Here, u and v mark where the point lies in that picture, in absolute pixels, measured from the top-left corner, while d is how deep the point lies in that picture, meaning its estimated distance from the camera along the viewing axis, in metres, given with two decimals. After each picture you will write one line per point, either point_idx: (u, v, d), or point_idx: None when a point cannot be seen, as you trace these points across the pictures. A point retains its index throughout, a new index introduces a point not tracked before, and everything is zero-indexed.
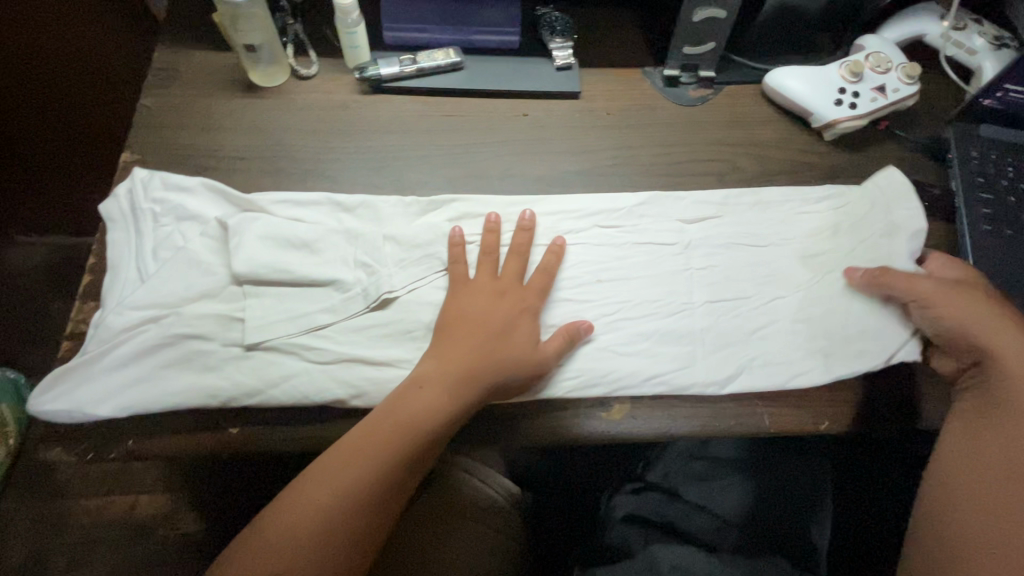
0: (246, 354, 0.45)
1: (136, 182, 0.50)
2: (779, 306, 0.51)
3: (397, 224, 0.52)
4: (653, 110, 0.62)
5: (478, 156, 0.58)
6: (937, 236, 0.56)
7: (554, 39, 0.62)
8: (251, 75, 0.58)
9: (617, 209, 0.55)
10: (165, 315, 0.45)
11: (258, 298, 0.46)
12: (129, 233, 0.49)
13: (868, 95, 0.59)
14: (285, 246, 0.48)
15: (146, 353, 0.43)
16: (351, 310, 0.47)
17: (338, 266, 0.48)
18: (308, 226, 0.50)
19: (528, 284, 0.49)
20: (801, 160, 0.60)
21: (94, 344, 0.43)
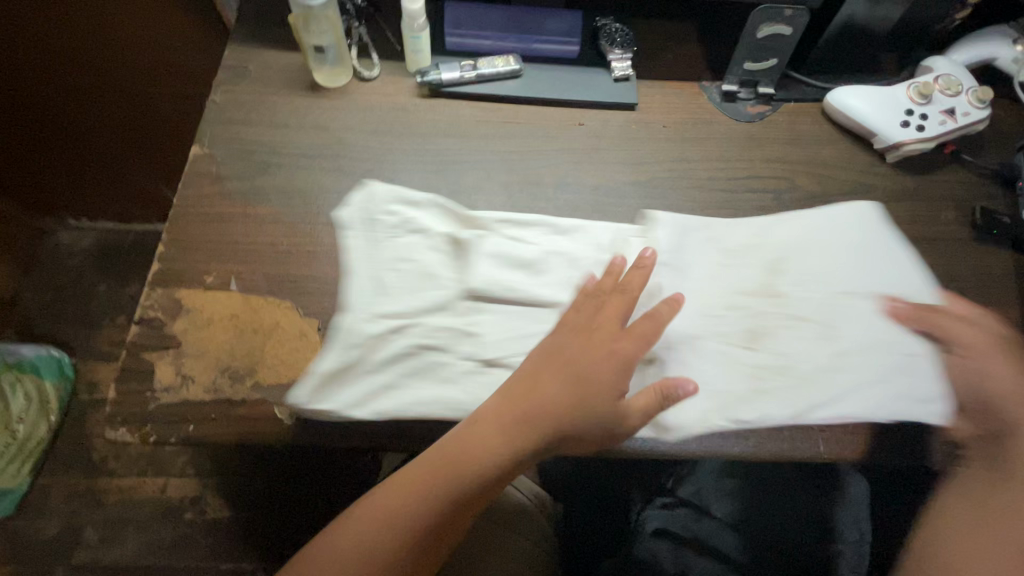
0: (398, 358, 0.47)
1: (368, 192, 0.54)
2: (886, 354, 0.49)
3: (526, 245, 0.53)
4: (710, 125, 0.62)
5: (534, 163, 0.58)
6: (1002, 265, 0.55)
7: (614, 50, 0.62)
8: (315, 74, 0.60)
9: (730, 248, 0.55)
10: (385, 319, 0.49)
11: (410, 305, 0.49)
12: (365, 240, 0.52)
13: (937, 118, 0.57)
14: (513, 264, 0.52)
15: (392, 360, 0.47)
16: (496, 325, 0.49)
17: (562, 287, 0.51)
18: (533, 247, 0.53)
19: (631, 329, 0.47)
20: (862, 181, 0.59)
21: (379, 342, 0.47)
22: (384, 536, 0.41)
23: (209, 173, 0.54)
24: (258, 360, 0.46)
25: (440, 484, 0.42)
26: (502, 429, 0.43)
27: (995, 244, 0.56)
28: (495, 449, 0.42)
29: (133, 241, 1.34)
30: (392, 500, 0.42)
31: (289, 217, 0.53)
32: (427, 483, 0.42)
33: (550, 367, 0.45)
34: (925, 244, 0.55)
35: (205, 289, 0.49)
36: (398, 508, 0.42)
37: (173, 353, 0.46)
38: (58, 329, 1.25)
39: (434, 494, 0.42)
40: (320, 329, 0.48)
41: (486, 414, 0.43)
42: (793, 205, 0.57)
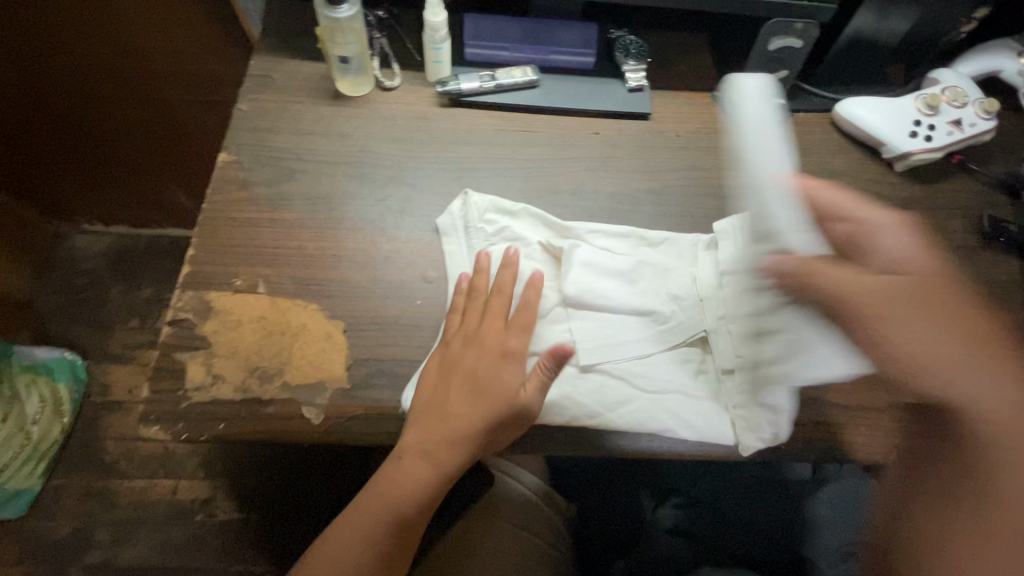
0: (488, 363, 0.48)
1: (470, 202, 0.56)
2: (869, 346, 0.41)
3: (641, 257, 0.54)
4: (722, 134, 0.63)
5: (551, 171, 0.60)
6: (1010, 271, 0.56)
7: (628, 61, 0.64)
8: (338, 83, 0.61)
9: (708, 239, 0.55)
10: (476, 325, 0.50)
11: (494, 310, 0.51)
12: (461, 247, 0.54)
13: (945, 129, 0.59)
14: (610, 274, 0.52)
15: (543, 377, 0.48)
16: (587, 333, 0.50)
17: (654, 297, 0.52)
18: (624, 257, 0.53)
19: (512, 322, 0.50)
20: (871, 190, 0.60)
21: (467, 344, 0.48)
22: (361, 543, 0.44)
23: (237, 179, 0.56)
24: (286, 360, 0.48)
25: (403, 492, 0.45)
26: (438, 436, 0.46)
27: (1003, 251, 0.57)
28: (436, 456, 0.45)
29: (146, 244, 1.35)
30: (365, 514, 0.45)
31: (315, 222, 0.54)
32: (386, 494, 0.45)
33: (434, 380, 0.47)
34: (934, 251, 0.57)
35: (234, 291, 0.50)
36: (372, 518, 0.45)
37: (203, 353, 0.47)
38: (72, 331, 1.27)
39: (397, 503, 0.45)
40: (345, 331, 0.49)
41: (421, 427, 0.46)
42: None
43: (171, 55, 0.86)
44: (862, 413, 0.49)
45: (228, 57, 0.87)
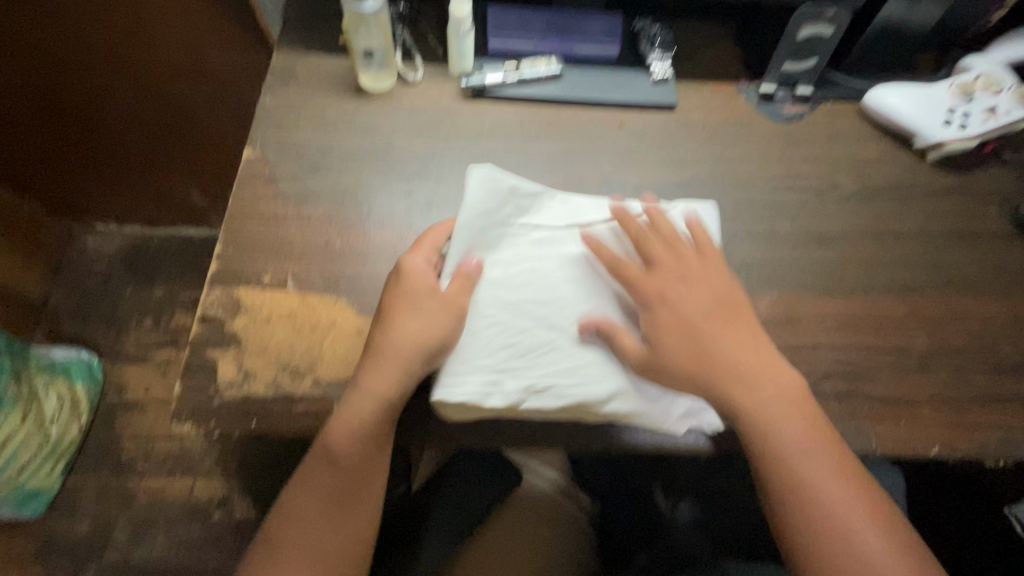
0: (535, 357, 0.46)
1: (494, 176, 0.51)
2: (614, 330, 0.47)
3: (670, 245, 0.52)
4: (749, 125, 0.62)
5: (577, 164, 0.59)
6: None
7: (654, 51, 0.63)
8: (360, 77, 0.61)
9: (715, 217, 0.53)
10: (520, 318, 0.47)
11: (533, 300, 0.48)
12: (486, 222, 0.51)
13: (979, 117, 0.58)
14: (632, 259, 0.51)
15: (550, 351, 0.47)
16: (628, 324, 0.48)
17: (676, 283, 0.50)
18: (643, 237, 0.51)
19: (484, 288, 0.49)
20: (904, 180, 0.59)
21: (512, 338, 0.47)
22: (330, 517, 0.44)
23: (262, 174, 0.55)
24: (318, 356, 0.47)
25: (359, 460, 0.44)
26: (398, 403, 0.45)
27: None
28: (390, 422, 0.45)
29: (159, 244, 1.36)
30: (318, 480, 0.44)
31: (342, 217, 0.54)
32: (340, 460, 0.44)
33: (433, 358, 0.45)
34: (971, 241, 0.56)
35: (263, 287, 0.50)
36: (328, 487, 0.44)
37: (234, 349, 0.47)
38: (87, 330, 1.27)
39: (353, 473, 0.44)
40: None
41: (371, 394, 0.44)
42: (835, 203, 0.58)
43: (188, 51, 0.85)
44: (902, 406, 0.48)
45: (246, 55, 0.88)
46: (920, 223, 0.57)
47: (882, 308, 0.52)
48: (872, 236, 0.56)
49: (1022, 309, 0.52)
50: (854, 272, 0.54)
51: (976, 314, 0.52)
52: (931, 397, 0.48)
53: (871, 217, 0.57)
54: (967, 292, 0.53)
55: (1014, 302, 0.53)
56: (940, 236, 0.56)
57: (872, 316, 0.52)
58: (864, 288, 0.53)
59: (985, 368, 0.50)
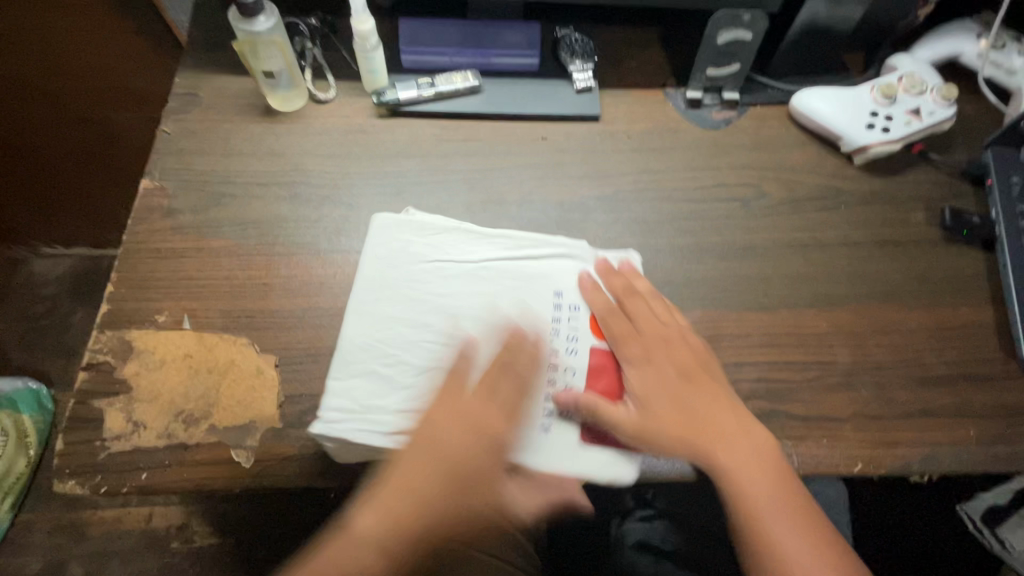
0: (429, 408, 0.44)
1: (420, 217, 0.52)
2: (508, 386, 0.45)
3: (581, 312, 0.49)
4: (675, 134, 0.61)
5: (497, 181, 0.57)
6: (976, 265, 0.54)
7: (574, 61, 0.61)
8: (269, 99, 0.58)
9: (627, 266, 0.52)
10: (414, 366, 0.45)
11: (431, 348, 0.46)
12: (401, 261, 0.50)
13: (902, 119, 0.57)
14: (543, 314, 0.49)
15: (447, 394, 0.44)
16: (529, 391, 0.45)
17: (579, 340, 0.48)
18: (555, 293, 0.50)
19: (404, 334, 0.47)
20: (831, 186, 0.58)
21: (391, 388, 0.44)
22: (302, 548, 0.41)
23: (161, 207, 0.53)
24: (213, 401, 0.45)
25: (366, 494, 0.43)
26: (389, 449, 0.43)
27: (967, 244, 0.55)
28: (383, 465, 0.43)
29: (107, 267, 1.31)
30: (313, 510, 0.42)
31: (245, 249, 0.51)
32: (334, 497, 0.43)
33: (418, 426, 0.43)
34: (896, 247, 0.55)
35: (156, 329, 0.47)
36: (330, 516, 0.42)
37: (123, 399, 0.44)
38: (34, 360, 1.23)
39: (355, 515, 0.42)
40: (277, 365, 0.47)
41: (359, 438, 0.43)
42: (761, 213, 0.56)
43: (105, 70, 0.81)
44: (824, 424, 0.47)
45: (170, 71, 0.84)
46: (846, 231, 0.55)
47: (806, 322, 0.51)
48: (798, 246, 0.55)
49: (947, 316, 0.52)
50: (779, 286, 0.53)
51: (901, 324, 0.51)
52: (854, 414, 0.47)
53: (797, 227, 0.56)
54: (892, 301, 0.52)
55: (939, 309, 0.52)
56: (866, 244, 0.55)
57: (795, 330, 0.51)
58: (788, 302, 0.52)
59: (909, 379, 0.49)
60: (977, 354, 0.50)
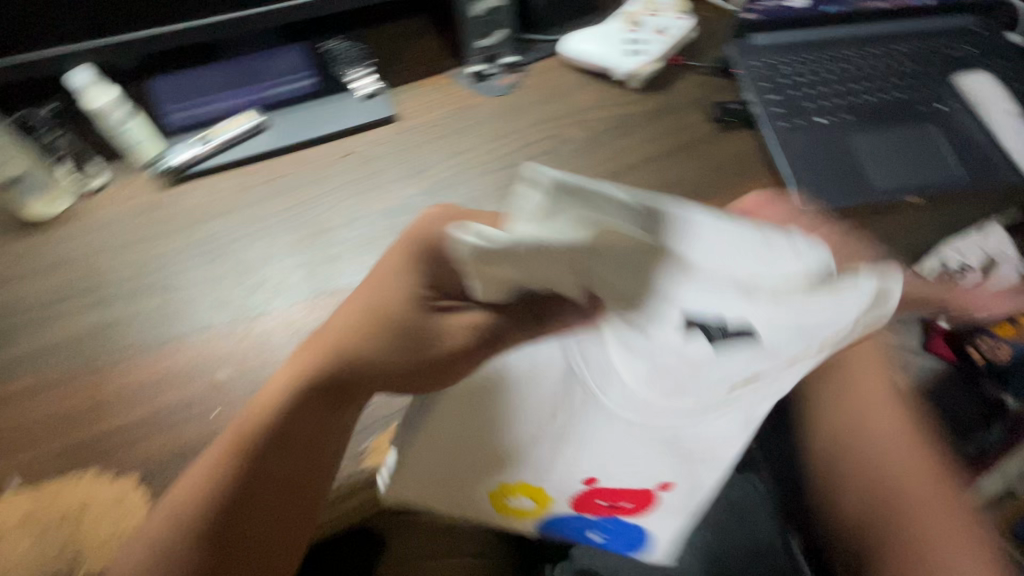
0: (591, 510, 0.44)
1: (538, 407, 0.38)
2: (710, 420, 0.36)
3: (645, 349, 0.30)
4: (474, 111, 0.63)
5: (317, 210, 0.56)
6: (751, 143, 0.62)
7: (351, 70, 0.61)
8: (21, 209, 0.51)
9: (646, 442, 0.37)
10: (616, 475, 0.40)
11: (625, 462, 0.39)
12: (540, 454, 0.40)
13: (653, 39, 0.64)
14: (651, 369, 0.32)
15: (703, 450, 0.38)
16: (807, 318, 0.27)
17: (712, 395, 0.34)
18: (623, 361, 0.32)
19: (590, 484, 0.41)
20: (621, 114, 0.63)
21: (555, 489, 0.42)
22: None
23: None
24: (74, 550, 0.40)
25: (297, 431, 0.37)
26: (348, 349, 0.37)
27: (738, 128, 0.62)
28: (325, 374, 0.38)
29: None
30: (200, 474, 0.36)
31: (59, 376, 0.46)
32: (259, 420, 0.37)
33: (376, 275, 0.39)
34: (687, 149, 0.61)
35: None
36: (242, 468, 0.36)
37: None
38: None
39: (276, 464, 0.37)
40: (139, 483, 0.43)
41: (307, 352, 0.39)
42: (569, 159, 0.60)
43: None
44: None
45: None
46: (646, 149, 0.61)
47: None
48: (612, 176, 0.59)
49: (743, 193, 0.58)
50: None
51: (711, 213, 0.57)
52: None
53: (603, 160, 0.60)
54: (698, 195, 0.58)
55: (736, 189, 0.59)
56: (662, 154, 0.61)
57: None
58: None
59: None
60: None
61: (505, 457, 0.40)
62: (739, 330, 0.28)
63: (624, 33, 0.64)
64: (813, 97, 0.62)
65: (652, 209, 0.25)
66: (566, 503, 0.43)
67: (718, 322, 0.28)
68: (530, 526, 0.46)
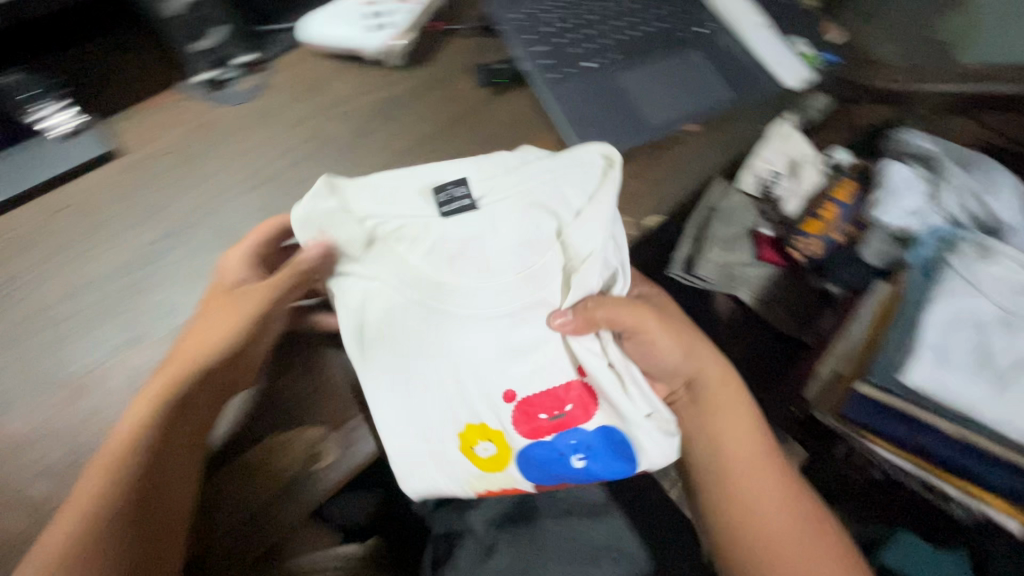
0: (529, 427, 0.46)
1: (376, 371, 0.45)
2: (531, 276, 0.47)
3: (421, 259, 0.46)
4: (212, 128, 0.55)
5: (33, 283, 0.46)
6: (526, 102, 0.59)
7: (38, 109, 0.49)
8: None
9: (504, 315, 0.46)
10: (488, 361, 0.46)
11: (467, 337, 0.46)
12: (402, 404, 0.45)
13: (397, 8, 0.58)
14: (446, 257, 0.46)
15: (540, 276, 0.47)
16: (554, 163, 0.48)
17: (510, 244, 0.47)
18: (408, 236, 0.46)
19: (522, 404, 0.46)
20: (384, 97, 0.58)
21: (478, 400, 0.46)
22: None
23: None
24: None
25: (174, 454, 0.39)
26: (213, 367, 0.41)
27: (509, 89, 0.60)
28: (193, 397, 0.41)
29: None
30: (62, 527, 0.35)
31: None
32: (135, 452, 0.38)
33: (214, 302, 0.44)
34: (458, 124, 0.57)
35: None
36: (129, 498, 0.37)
37: None
38: None
39: (164, 487, 0.38)
40: None
41: (166, 376, 0.41)
42: (336, 157, 0.55)
43: None
44: None
45: None
46: (417, 130, 0.57)
47: None
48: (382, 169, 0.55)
49: None
50: None
51: None
52: None
53: (373, 151, 0.55)
54: None
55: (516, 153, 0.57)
56: (435, 133, 0.57)
57: None
58: None
59: None
60: None
61: (403, 467, 0.45)
62: (457, 183, 0.47)
63: (364, 8, 0.58)
64: (580, 41, 0.60)
65: (332, 181, 0.47)
66: (518, 432, 0.46)
67: (457, 194, 0.47)
68: (516, 479, 0.47)
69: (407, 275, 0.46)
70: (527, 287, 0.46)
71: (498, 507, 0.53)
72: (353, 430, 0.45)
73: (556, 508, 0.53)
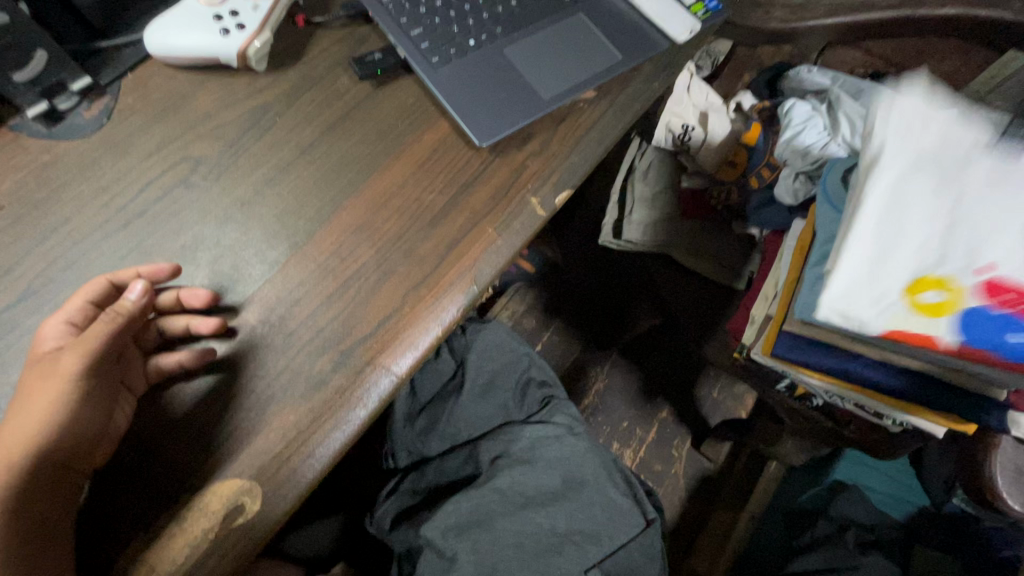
0: (994, 297, 0.42)
1: (873, 258, 0.45)
2: (1003, 178, 0.46)
3: (860, 206, 0.46)
4: (58, 168, 0.48)
5: None
6: (413, 90, 0.56)
7: None
8: None
9: (924, 244, 0.45)
10: (938, 236, 0.45)
11: (1000, 195, 0.45)
12: (899, 274, 0.44)
13: (248, 6, 0.53)
14: (915, 211, 0.45)
15: (1009, 183, 0.45)
16: (965, 125, 0.49)
17: (977, 146, 0.48)
18: (921, 216, 0.45)
19: (1000, 293, 0.42)
20: (254, 106, 0.53)
21: (894, 298, 0.44)
22: None
23: None
24: None
25: (29, 544, 0.35)
26: (42, 451, 0.36)
27: (392, 79, 0.56)
28: (30, 485, 0.36)
29: None
30: None
31: None
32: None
33: (32, 381, 0.39)
34: (341, 125, 0.53)
35: None
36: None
37: None
38: None
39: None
40: None
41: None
42: (209, 180, 0.50)
43: None
44: (391, 323, 0.46)
45: None
46: (297, 138, 0.52)
47: (318, 252, 0.48)
48: (265, 185, 0.50)
49: (417, 150, 0.53)
50: (274, 235, 0.48)
51: (393, 184, 0.51)
52: (405, 293, 0.47)
53: (251, 167, 0.51)
54: (374, 170, 0.52)
55: (409, 148, 0.53)
56: (318, 138, 0.52)
57: (316, 265, 0.47)
58: (291, 243, 0.48)
59: (424, 224, 0.50)
60: (459, 163, 0.53)
61: (879, 297, 0.44)
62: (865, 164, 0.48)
63: (211, 9, 0.52)
64: (457, 20, 0.57)
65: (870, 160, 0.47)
66: (975, 292, 0.42)
67: (998, 146, 0.47)
68: (945, 331, 0.42)
69: (886, 206, 0.46)
70: (1003, 205, 0.44)
71: (455, 512, 0.50)
72: (279, 472, 0.41)
73: (510, 504, 0.51)
